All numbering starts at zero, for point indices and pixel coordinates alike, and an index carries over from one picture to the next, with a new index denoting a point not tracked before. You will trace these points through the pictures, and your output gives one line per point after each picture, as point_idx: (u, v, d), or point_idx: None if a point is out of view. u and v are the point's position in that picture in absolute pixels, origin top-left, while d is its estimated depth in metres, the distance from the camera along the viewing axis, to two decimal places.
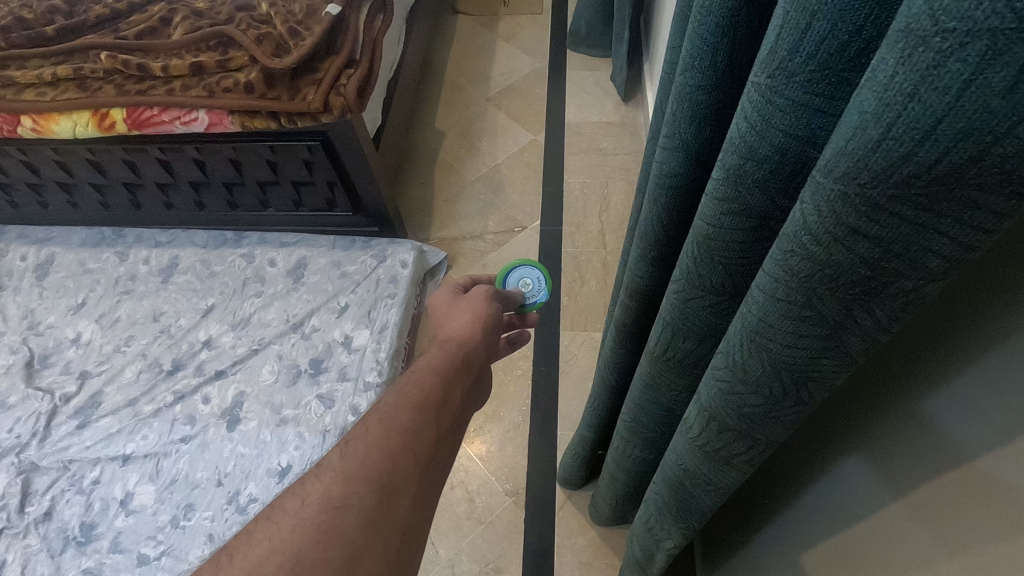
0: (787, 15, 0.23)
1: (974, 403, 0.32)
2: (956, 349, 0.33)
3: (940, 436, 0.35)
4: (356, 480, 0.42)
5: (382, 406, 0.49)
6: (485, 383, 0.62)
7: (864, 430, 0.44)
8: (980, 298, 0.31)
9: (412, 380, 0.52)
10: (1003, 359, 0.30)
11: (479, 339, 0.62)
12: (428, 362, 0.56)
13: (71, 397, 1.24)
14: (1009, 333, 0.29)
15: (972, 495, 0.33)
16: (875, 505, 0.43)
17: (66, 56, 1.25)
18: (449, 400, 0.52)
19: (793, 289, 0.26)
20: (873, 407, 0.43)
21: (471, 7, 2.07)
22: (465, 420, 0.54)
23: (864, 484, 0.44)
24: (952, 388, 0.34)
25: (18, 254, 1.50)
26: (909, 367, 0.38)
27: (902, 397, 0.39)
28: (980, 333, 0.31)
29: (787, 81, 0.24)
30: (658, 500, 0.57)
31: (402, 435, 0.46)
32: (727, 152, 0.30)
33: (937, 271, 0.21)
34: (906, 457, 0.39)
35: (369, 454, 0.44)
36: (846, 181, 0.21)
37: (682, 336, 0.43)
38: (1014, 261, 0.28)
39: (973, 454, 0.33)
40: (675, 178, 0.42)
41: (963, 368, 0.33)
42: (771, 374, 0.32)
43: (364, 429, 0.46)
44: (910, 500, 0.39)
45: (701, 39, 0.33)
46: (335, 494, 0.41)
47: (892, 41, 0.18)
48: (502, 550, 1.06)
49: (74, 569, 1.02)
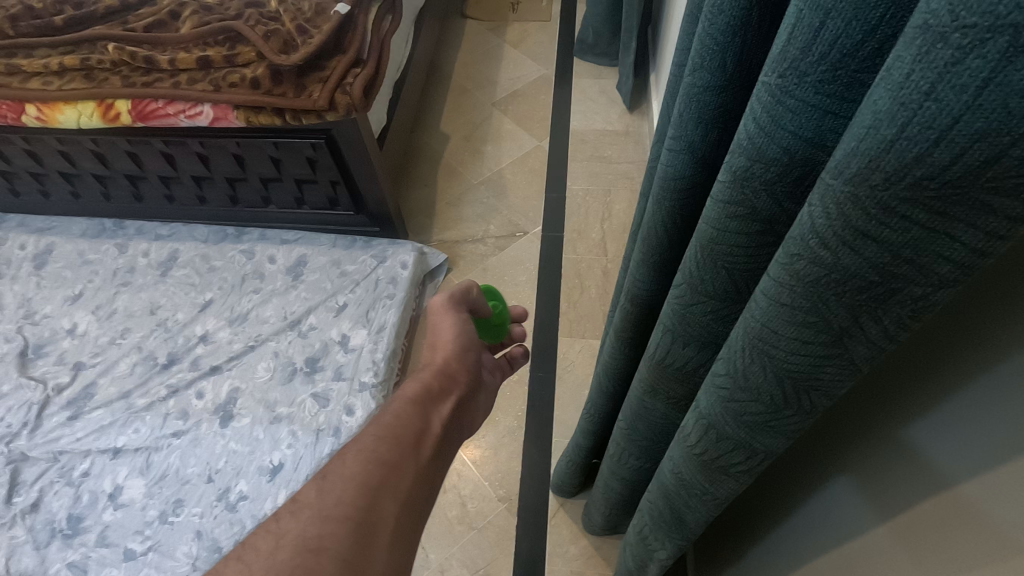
0: (800, 14, 0.22)
1: (963, 428, 0.32)
2: (952, 370, 0.33)
3: (929, 460, 0.35)
4: (334, 519, 0.42)
5: (360, 437, 0.50)
6: (471, 402, 0.62)
7: (856, 450, 0.43)
8: (975, 321, 0.30)
9: (389, 412, 0.53)
10: (995, 383, 0.29)
11: (456, 366, 0.62)
12: (405, 393, 0.56)
13: (64, 387, 1.23)
14: (1001, 358, 0.28)
15: (957, 521, 0.33)
16: (863, 528, 0.42)
17: (74, 46, 1.25)
18: (428, 430, 0.53)
19: (799, 295, 0.26)
20: (866, 427, 0.42)
21: (481, 13, 2.08)
22: (448, 447, 0.55)
23: (853, 506, 0.44)
24: (943, 411, 0.33)
25: (17, 243, 1.49)
26: (903, 388, 0.38)
27: (894, 419, 0.38)
28: (974, 357, 0.30)
29: (798, 81, 0.24)
30: (651, 509, 0.56)
31: (379, 470, 0.47)
32: (735, 153, 0.29)
33: (946, 279, 0.21)
34: (896, 479, 0.38)
35: (346, 490, 0.44)
36: (858, 183, 0.21)
37: (683, 342, 0.43)
38: (1010, 288, 0.28)
39: (960, 479, 0.32)
40: (679, 180, 0.42)
41: (955, 390, 0.32)
42: (773, 381, 0.31)
43: (342, 462, 0.47)
44: (899, 525, 0.38)
45: (712, 39, 0.33)
46: (311, 536, 0.41)
47: (910, 38, 0.17)
48: (492, 556, 1.05)
49: (59, 562, 1.01)
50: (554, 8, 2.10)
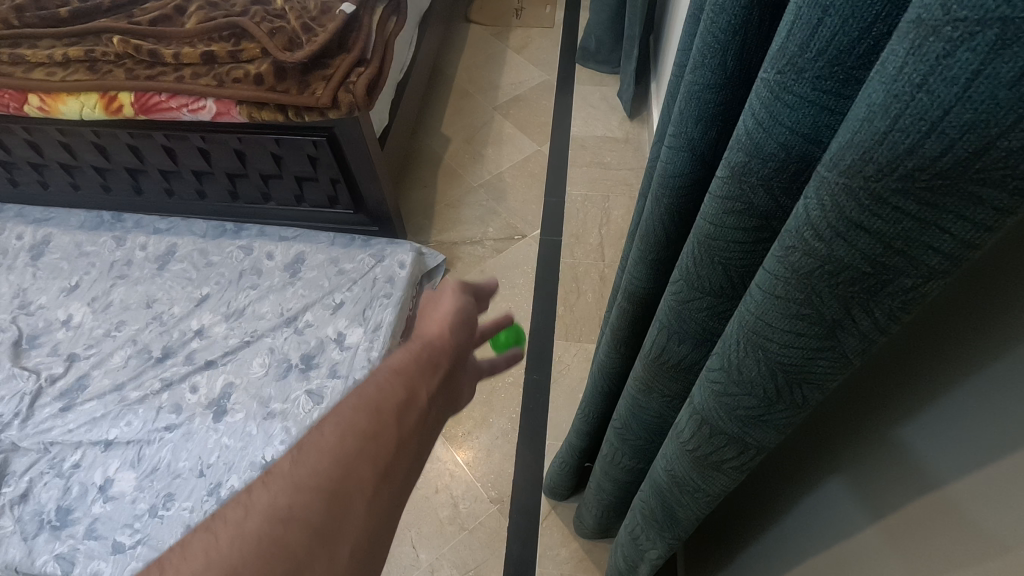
0: (799, 11, 0.23)
1: (946, 432, 0.33)
2: (933, 376, 0.34)
3: (913, 464, 0.36)
4: (305, 489, 0.40)
5: (344, 401, 0.47)
6: (462, 378, 0.58)
7: (840, 454, 0.44)
8: (957, 327, 0.31)
9: (379, 375, 0.50)
10: (982, 386, 0.30)
11: (457, 334, 0.58)
12: (397, 357, 0.53)
13: (57, 378, 1.23)
14: (981, 364, 0.29)
15: (940, 522, 0.33)
16: (851, 531, 0.43)
17: (80, 38, 1.25)
18: (414, 401, 0.49)
19: (793, 287, 0.26)
20: (854, 433, 0.42)
21: (485, 19, 2.10)
22: (437, 416, 0.52)
23: (839, 509, 0.45)
24: (926, 414, 0.34)
25: (15, 233, 1.49)
26: (886, 392, 0.38)
27: (879, 423, 0.39)
28: (956, 362, 0.31)
29: (796, 77, 0.24)
30: (643, 509, 0.56)
31: (359, 440, 0.44)
32: (734, 148, 0.30)
33: (936, 269, 0.21)
34: (882, 482, 0.39)
35: (322, 461, 0.42)
36: (852, 175, 0.21)
37: (678, 339, 0.43)
38: (991, 297, 0.29)
39: (945, 481, 0.33)
40: (678, 178, 0.42)
41: (937, 394, 0.33)
42: (766, 375, 0.31)
43: (321, 430, 0.44)
44: (884, 526, 0.39)
45: (713, 38, 0.34)
46: (281, 505, 0.39)
47: (903, 33, 0.18)
48: (482, 558, 1.05)
49: (47, 554, 1.00)
50: (557, 15, 2.12)
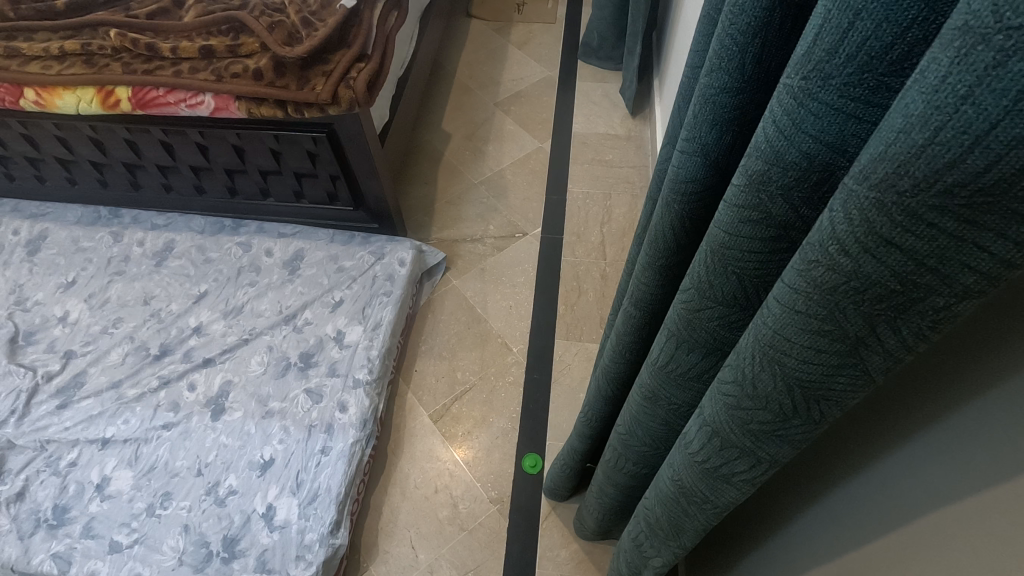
0: (828, 14, 0.22)
1: (952, 451, 0.32)
2: (942, 396, 0.33)
3: (919, 482, 0.35)
4: None
5: None
6: None
7: (843, 467, 0.44)
8: (968, 348, 0.31)
9: None
10: (987, 408, 0.29)
11: None
12: None
13: (53, 375, 1.21)
14: (991, 384, 0.29)
15: (941, 538, 0.33)
16: (852, 544, 0.42)
17: (75, 31, 1.22)
18: None
19: (814, 301, 0.25)
20: (856, 449, 0.42)
21: (486, 15, 2.08)
22: None
23: (841, 522, 0.44)
24: (934, 434, 0.34)
25: (10, 228, 1.48)
26: (891, 408, 0.38)
27: (885, 439, 0.39)
28: (966, 383, 0.31)
29: (822, 83, 0.23)
30: (648, 516, 0.55)
31: None
32: (752, 156, 0.29)
33: (971, 289, 0.20)
34: (885, 498, 0.39)
35: None
36: (884, 189, 0.20)
37: (688, 348, 0.42)
38: (1004, 321, 0.28)
39: (950, 500, 0.32)
40: (690, 183, 0.41)
41: (945, 413, 0.33)
42: (782, 390, 0.30)
43: None
44: (886, 541, 0.38)
45: (731, 39, 0.32)
46: None
47: (948, 39, 0.17)
48: (481, 558, 1.04)
49: (43, 553, 0.99)
50: (559, 11, 2.10)
